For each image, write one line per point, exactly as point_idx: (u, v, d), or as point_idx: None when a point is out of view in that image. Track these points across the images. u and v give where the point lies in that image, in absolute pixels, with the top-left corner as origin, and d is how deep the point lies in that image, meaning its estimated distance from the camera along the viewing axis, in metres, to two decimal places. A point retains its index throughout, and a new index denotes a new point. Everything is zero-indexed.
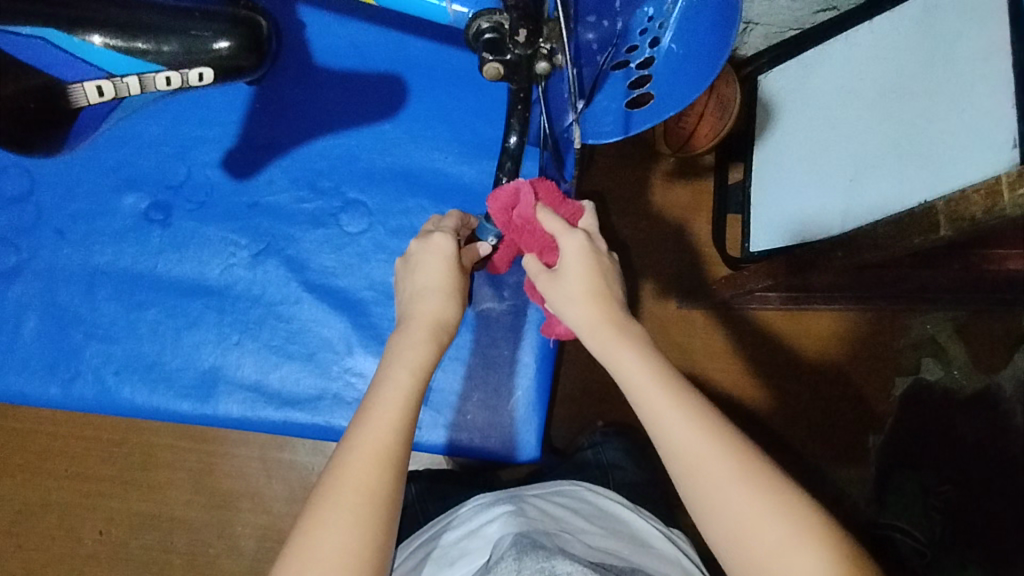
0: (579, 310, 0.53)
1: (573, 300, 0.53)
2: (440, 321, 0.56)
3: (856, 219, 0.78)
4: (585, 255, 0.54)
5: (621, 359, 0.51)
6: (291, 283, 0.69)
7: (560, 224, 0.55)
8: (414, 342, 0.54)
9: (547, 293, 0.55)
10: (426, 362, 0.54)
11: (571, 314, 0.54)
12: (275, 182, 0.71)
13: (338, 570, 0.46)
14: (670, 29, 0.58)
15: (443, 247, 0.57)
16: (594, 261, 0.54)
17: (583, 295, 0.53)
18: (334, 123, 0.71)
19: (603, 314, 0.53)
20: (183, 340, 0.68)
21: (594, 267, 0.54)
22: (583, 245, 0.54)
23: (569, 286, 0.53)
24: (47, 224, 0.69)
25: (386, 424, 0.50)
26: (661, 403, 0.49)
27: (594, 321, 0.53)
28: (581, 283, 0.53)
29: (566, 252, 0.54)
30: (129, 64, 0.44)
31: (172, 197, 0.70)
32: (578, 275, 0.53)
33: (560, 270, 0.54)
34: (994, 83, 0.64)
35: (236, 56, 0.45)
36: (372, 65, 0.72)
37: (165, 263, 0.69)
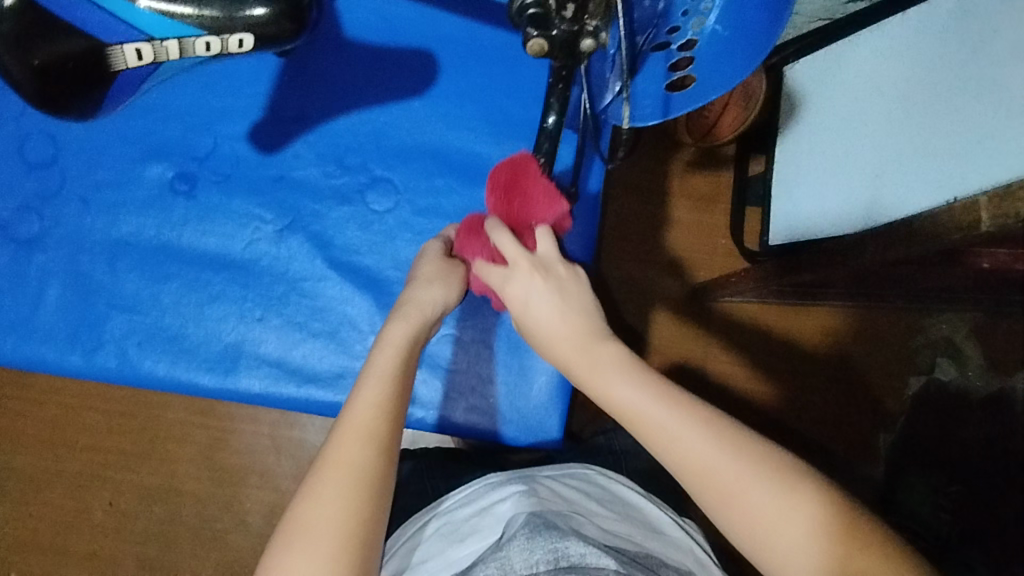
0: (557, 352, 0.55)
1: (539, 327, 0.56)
2: (430, 309, 0.58)
3: (879, 215, 0.77)
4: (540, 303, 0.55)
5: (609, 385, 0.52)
6: (316, 259, 0.68)
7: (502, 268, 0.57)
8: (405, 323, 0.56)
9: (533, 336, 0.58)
10: (410, 346, 0.55)
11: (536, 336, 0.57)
12: (301, 156, 0.69)
13: (321, 538, 0.46)
14: (713, 11, 0.54)
15: (432, 252, 0.63)
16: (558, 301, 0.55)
17: (554, 337, 0.55)
18: (362, 97, 0.70)
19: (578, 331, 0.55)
20: (207, 314, 0.67)
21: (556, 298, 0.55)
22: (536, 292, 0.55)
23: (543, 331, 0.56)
24: (71, 192, 0.68)
25: (369, 402, 0.51)
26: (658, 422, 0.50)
27: (574, 344, 0.55)
28: (550, 317, 0.55)
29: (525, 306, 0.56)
30: (169, 27, 0.42)
31: (197, 168, 0.69)
32: (555, 342, 0.55)
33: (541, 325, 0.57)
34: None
35: (275, 23, 0.43)
36: (402, 41, 0.71)
37: (189, 235, 0.68)
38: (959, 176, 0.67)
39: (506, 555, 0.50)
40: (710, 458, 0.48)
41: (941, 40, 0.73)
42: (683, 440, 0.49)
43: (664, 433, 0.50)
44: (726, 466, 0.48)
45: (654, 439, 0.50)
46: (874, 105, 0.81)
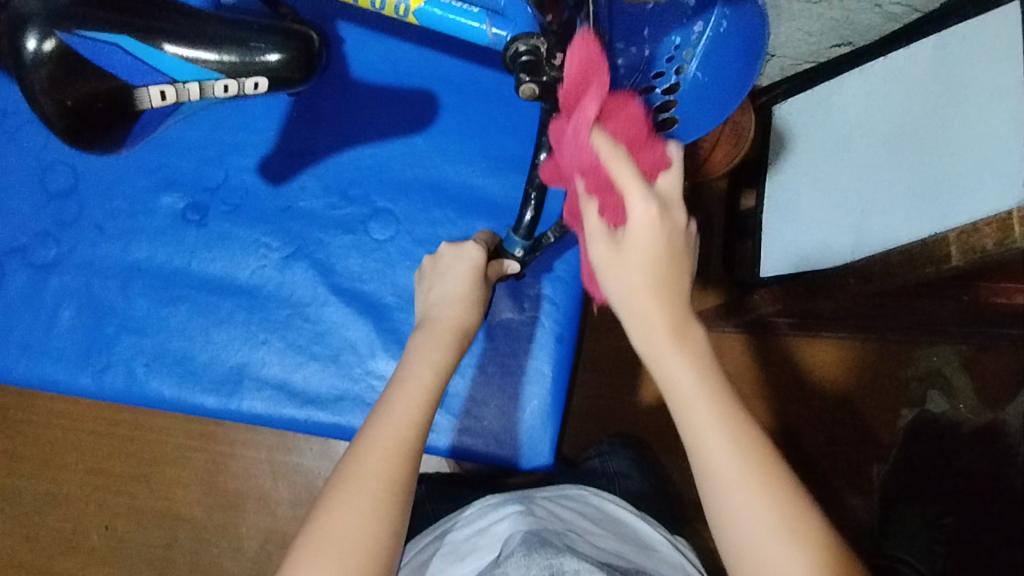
0: (631, 288, 0.48)
1: (627, 297, 0.48)
2: (461, 328, 0.59)
3: (864, 252, 0.80)
4: (651, 233, 0.47)
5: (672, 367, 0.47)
6: (318, 286, 0.71)
7: (642, 189, 0.47)
8: (439, 343, 0.57)
9: (603, 266, 0.49)
10: (446, 363, 0.56)
11: (619, 294, 0.49)
12: (308, 189, 0.73)
13: (352, 551, 0.47)
14: (693, 59, 0.61)
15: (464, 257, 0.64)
16: (659, 235, 0.48)
17: (637, 277, 0.48)
18: (367, 134, 0.74)
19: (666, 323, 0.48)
20: (212, 338, 0.70)
21: (660, 254, 0.48)
22: (655, 220, 0.48)
23: (630, 257, 0.48)
24: (88, 220, 0.71)
25: (400, 412, 0.52)
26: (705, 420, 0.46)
27: (655, 334, 0.48)
28: (641, 263, 0.48)
29: (636, 225, 0.48)
30: (192, 72, 0.46)
31: (209, 199, 0.72)
32: (644, 252, 0.48)
33: (622, 243, 0.49)
34: (1006, 122, 0.65)
35: (286, 68, 0.47)
36: (405, 81, 0.75)
37: (198, 262, 0.71)
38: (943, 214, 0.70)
39: (505, 571, 0.50)
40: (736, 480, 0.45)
41: (927, 84, 0.77)
42: (768, 526, 0.44)
43: (747, 495, 0.45)
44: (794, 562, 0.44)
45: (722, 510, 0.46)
46: (861, 145, 0.84)
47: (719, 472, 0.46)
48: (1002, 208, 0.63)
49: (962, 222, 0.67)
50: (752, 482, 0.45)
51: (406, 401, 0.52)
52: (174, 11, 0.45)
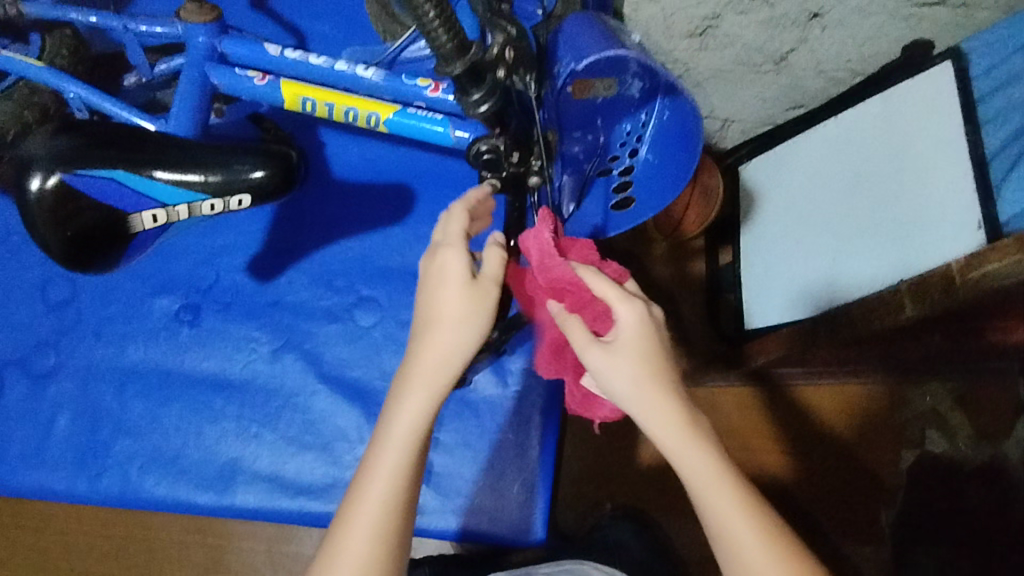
0: (630, 381, 0.46)
1: (629, 394, 0.46)
2: (449, 360, 0.46)
3: (841, 297, 0.82)
4: (641, 329, 0.47)
5: (691, 459, 0.46)
6: (308, 375, 0.74)
7: (620, 290, 0.48)
8: (414, 393, 0.46)
9: (598, 367, 0.47)
10: (425, 420, 0.46)
11: (622, 394, 0.47)
12: (295, 283, 0.77)
13: None
14: (644, 143, 0.66)
15: (453, 265, 0.47)
16: (650, 333, 0.48)
17: (631, 361, 0.46)
18: (349, 228, 0.79)
19: (674, 414, 0.46)
20: (206, 435, 0.72)
21: (653, 346, 0.47)
22: (643, 315, 0.48)
23: (634, 349, 0.47)
24: (85, 327, 0.75)
25: (385, 474, 0.45)
26: (731, 512, 0.46)
27: (667, 429, 0.46)
28: (628, 364, 0.47)
29: (625, 324, 0.47)
30: (180, 195, 0.51)
31: (201, 299, 0.76)
32: (636, 352, 0.47)
33: (614, 343, 0.47)
34: (959, 170, 0.71)
35: (268, 184, 0.52)
36: (383, 176, 0.80)
37: (190, 361, 0.74)
38: (914, 256, 0.74)
39: None
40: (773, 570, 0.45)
41: (881, 139, 0.84)
42: None
43: (764, 573, 0.45)
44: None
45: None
46: (825, 198, 0.89)
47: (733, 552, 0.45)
48: (967, 249, 0.67)
49: (934, 263, 0.71)
50: (770, 558, 0.45)
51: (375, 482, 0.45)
52: (161, 143, 0.51)
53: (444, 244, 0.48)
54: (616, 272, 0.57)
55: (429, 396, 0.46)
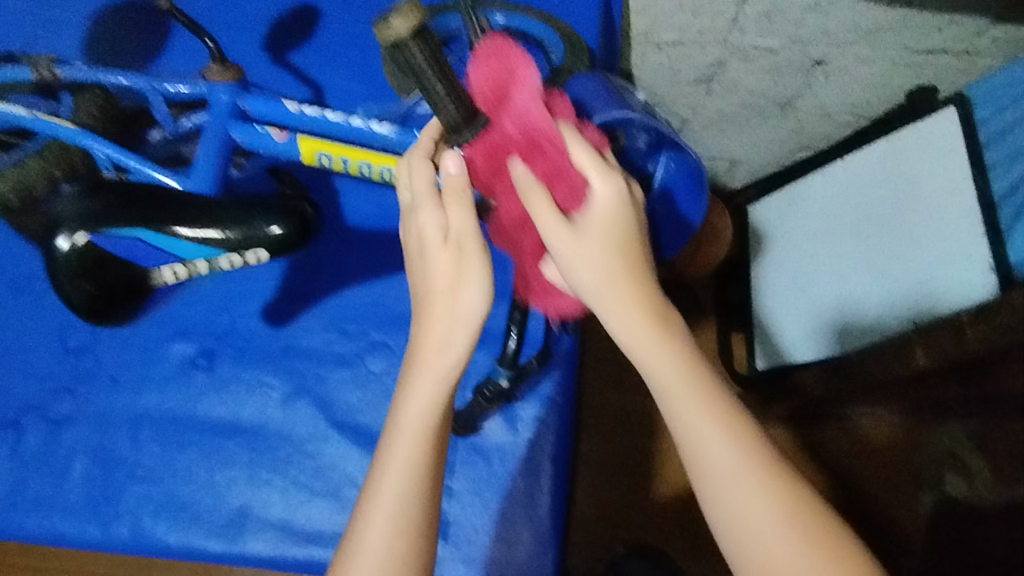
0: (599, 263, 0.46)
1: (600, 288, 0.46)
2: (446, 343, 0.47)
3: (855, 341, 0.86)
4: (618, 209, 0.47)
5: (657, 352, 0.46)
6: (319, 421, 0.75)
7: (596, 160, 0.47)
8: (423, 380, 0.48)
9: (568, 250, 0.46)
10: (435, 411, 0.48)
11: (590, 287, 0.46)
12: (308, 328, 0.78)
13: None
14: None
15: (430, 226, 0.47)
16: (624, 209, 0.47)
17: (603, 248, 0.46)
18: (362, 273, 0.80)
19: (644, 304, 0.47)
20: (217, 481, 0.72)
21: (626, 237, 0.47)
22: (618, 192, 0.47)
23: (599, 235, 0.46)
24: (102, 373, 0.76)
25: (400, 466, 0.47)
26: (694, 405, 0.47)
27: (633, 320, 0.47)
28: (603, 255, 0.46)
29: (600, 202, 0.46)
30: (201, 251, 0.52)
31: (215, 344, 0.77)
32: (606, 229, 0.46)
33: (584, 224, 0.47)
34: (965, 219, 0.72)
35: (286, 239, 0.53)
36: (396, 222, 0.82)
37: (204, 406, 0.75)
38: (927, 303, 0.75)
39: None
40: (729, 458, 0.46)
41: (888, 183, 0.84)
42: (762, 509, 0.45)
43: (737, 473, 0.46)
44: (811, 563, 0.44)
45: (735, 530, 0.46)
46: (832, 241, 0.90)
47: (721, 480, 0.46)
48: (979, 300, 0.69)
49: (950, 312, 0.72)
50: (732, 445, 0.46)
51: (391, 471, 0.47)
52: (183, 199, 0.52)
53: (417, 206, 0.48)
54: (595, 137, 0.52)
55: (433, 380, 0.48)
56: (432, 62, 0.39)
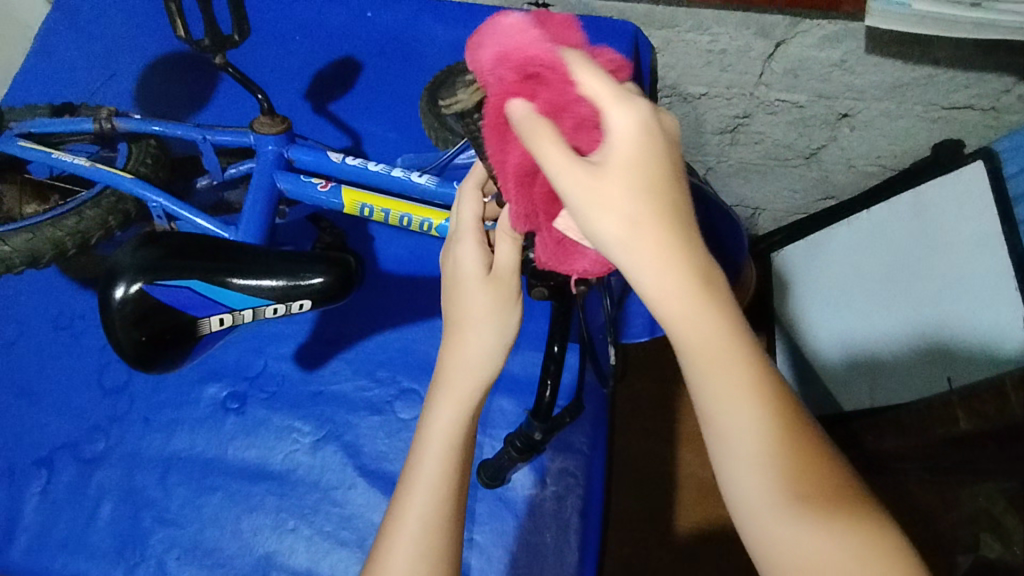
0: (617, 195, 0.39)
1: (626, 238, 0.39)
2: (480, 363, 0.48)
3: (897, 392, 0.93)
4: (638, 141, 0.40)
5: (651, 265, 0.39)
6: (347, 468, 0.74)
7: (614, 88, 0.42)
8: (452, 396, 0.48)
9: (580, 184, 0.39)
10: (464, 425, 0.48)
11: (612, 235, 0.39)
12: (339, 373, 0.79)
13: None
14: None
15: (471, 262, 0.50)
16: (651, 141, 0.41)
17: (614, 161, 0.40)
18: (395, 320, 0.81)
19: (647, 200, 0.39)
20: (243, 526, 0.71)
21: (647, 166, 0.40)
22: (642, 116, 0.41)
23: (617, 166, 0.40)
24: (136, 413, 0.77)
25: (427, 480, 0.46)
26: (693, 323, 0.40)
27: (635, 232, 0.39)
28: (621, 185, 0.39)
29: (617, 132, 0.40)
30: (247, 300, 0.54)
31: (248, 387, 0.78)
32: (625, 164, 0.40)
33: (602, 162, 0.40)
34: None
35: (330, 288, 0.55)
36: (428, 270, 0.83)
37: (234, 449, 0.75)
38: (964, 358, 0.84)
39: None
40: (721, 375, 0.40)
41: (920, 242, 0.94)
42: (752, 437, 0.40)
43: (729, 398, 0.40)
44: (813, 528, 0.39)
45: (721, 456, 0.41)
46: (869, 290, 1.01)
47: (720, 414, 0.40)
48: None
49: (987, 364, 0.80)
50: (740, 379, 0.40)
51: (414, 487, 0.45)
52: (232, 249, 0.54)
53: (460, 240, 0.51)
54: (612, 60, 0.47)
55: (460, 399, 0.48)
56: (485, 124, 0.45)
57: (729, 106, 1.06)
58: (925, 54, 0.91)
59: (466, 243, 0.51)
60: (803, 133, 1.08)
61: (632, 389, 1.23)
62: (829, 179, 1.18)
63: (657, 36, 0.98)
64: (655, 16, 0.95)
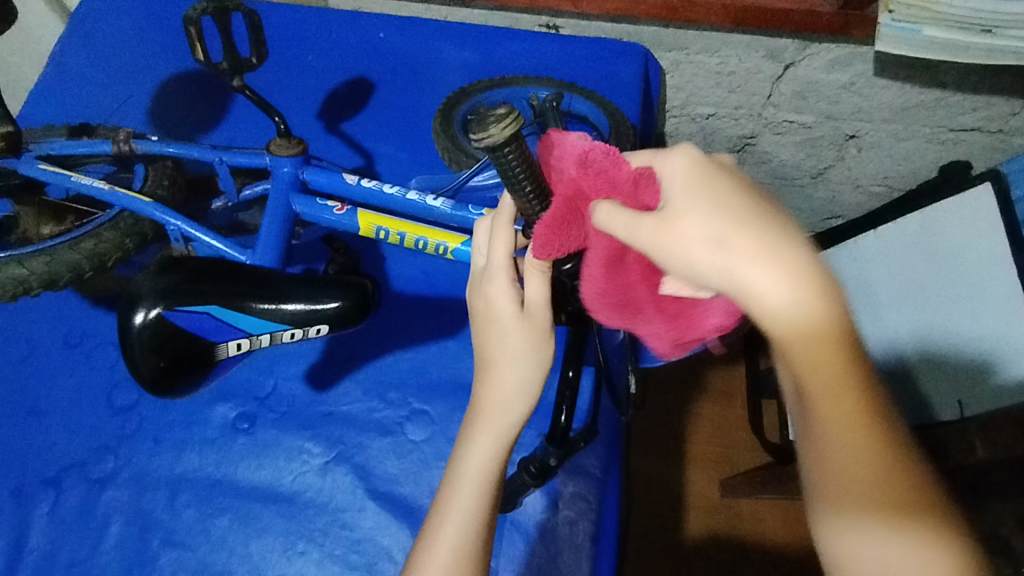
0: (701, 223, 0.42)
1: (723, 264, 0.41)
2: (512, 402, 0.50)
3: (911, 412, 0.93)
4: (689, 174, 0.44)
5: (750, 282, 0.41)
6: (357, 490, 0.73)
7: (654, 151, 0.47)
8: (483, 435, 0.50)
9: (663, 230, 0.42)
10: (493, 463, 0.50)
11: (707, 265, 0.41)
12: (349, 393, 0.78)
13: None
14: None
15: (502, 300, 0.51)
16: (704, 172, 0.45)
17: (681, 196, 0.43)
18: (406, 341, 0.81)
19: (731, 220, 0.42)
20: (252, 549, 0.70)
21: (717, 194, 0.43)
22: (689, 159, 0.45)
23: (688, 202, 0.43)
24: (145, 433, 0.76)
25: (458, 518, 0.48)
26: (785, 338, 0.42)
27: (731, 250, 0.41)
28: (700, 215, 0.42)
29: (669, 178, 0.45)
30: (264, 326, 0.54)
31: (258, 407, 0.78)
32: (693, 197, 0.43)
33: (671, 203, 0.43)
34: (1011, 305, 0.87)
35: (348, 313, 0.55)
36: (440, 290, 0.84)
37: (244, 469, 0.74)
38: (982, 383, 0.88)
39: None
40: (822, 385, 0.42)
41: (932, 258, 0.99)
42: (851, 448, 0.42)
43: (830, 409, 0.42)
44: (895, 540, 0.41)
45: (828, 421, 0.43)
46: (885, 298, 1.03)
47: (818, 382, 0.42)
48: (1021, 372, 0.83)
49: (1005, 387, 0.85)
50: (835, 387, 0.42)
51: (445, 523, 0.48)
52: (251, 274, 0.54)
53: (490, 277, 0.51)
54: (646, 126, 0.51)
55: (492, 439, 0.49)
56: (523, 166, 0.42)
57: (736, 127, 1.06)
58: (932, 78, 0.92)
59: (497, 283, 0.51)
60: (810, 153, 1.09)
61: (648, 411, 1.25)
62: (836, 199, 1.18)
63: (666, 58, 0.98)
64: (664, 38, 0.96)
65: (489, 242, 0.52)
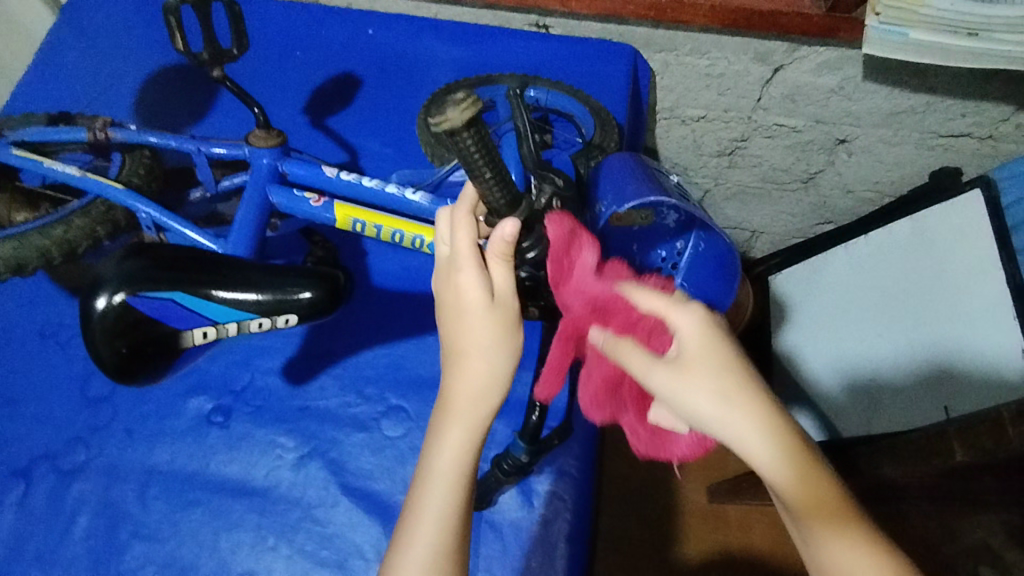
0: (697, 381, 0.45)
1: (718, 414, 0.44)
2: (485, 393, 0.49)
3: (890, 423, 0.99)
4: (705, 336, 0.46)
5: (729, 419, 0.44)
6: (330, 486, 0.73)
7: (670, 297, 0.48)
8: (456, 428, 0.49)
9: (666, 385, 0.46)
10: (468, 454, 0.49)
11: (708, 415, 0.45)
12: (326, 388, 0.78)
13: None
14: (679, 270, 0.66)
15: (473, 289, 0.49)
16: (715, 334, 0.47)
17: (690, 354, 0.46)
18: (385, 337, 0.80)
19: (721, 363, 0.45)
20: (221, 544, 0.70)
21: (719, 350, 0.46)
22: (700, 315, 0.47)
23: (689, 356, 0.46)
24: (118, 425, 0.75)
25: (433, 513, 0.48)
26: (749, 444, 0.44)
27: (712, 390, 0.45)
28: (699, 371, 0.45)
29: (684, 331, 0.47)
30: (231, 314, 0.53)
31: (233, 401, 0.77)
32: (701, 355, 0.46)
33: (678, 356, 0.46)
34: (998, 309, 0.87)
35: (317, 303, 0.54)
36: (420, 286, 0.83)
37: (217, 463, 0.74)
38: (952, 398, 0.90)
39: None
40: (778, 461, 0.44)
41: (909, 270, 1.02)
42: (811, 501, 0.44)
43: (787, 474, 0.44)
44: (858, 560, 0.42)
45: (790, 492, 0.44)
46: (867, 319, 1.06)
47: (782, 467, 0.44)
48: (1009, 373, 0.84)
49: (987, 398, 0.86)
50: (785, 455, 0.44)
51: (423, 520, 0.47)
52: (220, 262, 0.53)
53: (458, 266, 0.50)
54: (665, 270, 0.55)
55: (465, 429, 0.49)
56: (481, 152, 0.42)
57: (727, 130, 1.06)
58: (922, 83, 0.91)
59: (466, 269, 0.49)
60: (800, 157, 1.08)
61: None
62: (827, 204, 1.17)
63: (656, 59, 0.98)
64: (654, 39, 0.95)
65: (452, 231, 0.50)
